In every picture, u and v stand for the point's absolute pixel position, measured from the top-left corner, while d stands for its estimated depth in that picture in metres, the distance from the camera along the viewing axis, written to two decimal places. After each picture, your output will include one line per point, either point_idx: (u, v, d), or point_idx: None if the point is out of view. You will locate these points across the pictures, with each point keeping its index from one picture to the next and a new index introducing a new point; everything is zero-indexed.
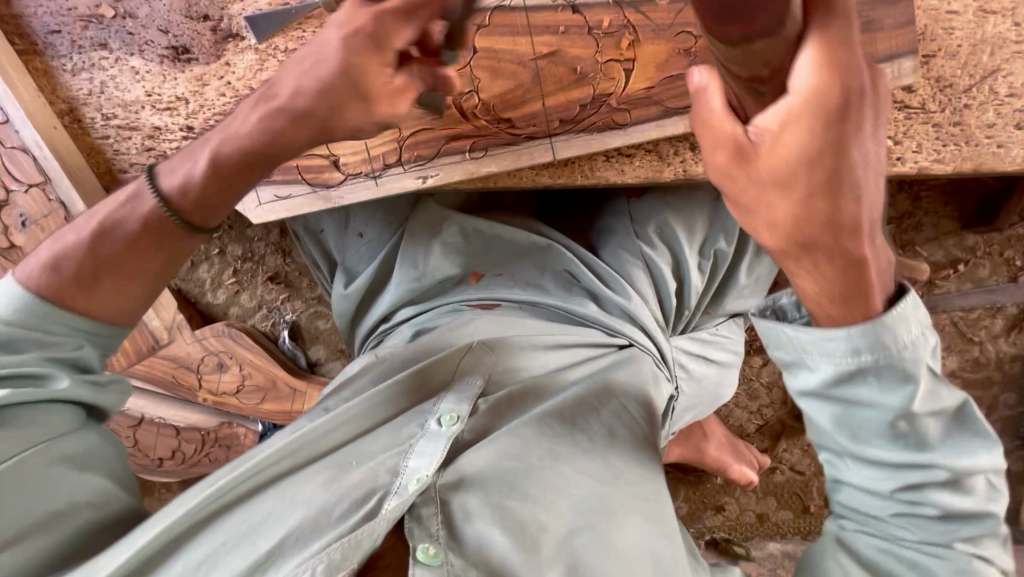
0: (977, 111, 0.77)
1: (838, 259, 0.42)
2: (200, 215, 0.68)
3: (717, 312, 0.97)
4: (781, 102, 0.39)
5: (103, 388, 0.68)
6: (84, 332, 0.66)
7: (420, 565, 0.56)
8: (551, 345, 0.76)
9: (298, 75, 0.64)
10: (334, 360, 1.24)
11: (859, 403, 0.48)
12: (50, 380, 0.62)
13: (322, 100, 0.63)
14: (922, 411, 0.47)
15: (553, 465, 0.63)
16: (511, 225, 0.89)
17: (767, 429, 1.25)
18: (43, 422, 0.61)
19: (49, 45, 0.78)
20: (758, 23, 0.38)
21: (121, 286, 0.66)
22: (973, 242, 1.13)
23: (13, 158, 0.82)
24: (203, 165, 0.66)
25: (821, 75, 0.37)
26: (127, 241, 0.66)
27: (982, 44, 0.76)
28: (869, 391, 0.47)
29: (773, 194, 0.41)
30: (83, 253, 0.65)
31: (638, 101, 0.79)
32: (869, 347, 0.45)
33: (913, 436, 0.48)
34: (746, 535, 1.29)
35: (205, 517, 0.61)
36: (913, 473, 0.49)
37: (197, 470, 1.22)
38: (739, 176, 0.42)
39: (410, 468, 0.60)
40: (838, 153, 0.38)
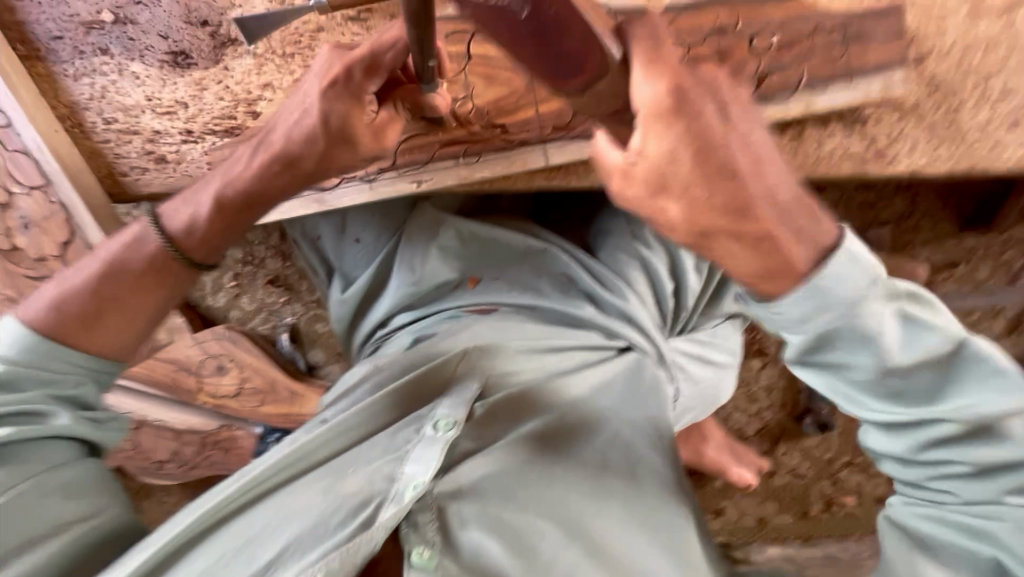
0: (971, 111, 0.77)
1: (741, 236, 0.49)
2: (203, 253, 0.76)
3: (715, 313, 0.96)
4: (636, 122, 0.47)
5: (105, 425, 0.71)
6: (85, 369, 0.70)
7: (415, 569, 0.56)
8: (546, 348, 0.77)
9: (288, 124, 0.70)
10: (333, 363, 1.27)
11: (841, 370, 0.54)
12: (50, 417, 0.66)
13: (313, 145, 0.70)
14: (906, 363, 0.52)
15: (549, 469, 0.64)
16: (508, 228, 0.89)
17: (766, 432, 1.25)
18: (37, 458, 0.63)
19: (51, 51, 0.78)
20: (588, 70, 0.46)
21: (125, 321, 0.72)
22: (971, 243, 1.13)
23: (14, 161, 0.82)
24: (208, 206, 0.74)
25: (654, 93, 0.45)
26: (133, 283, 0.72)
27: (974, 46, 0.75)
28: (839, 353, 0.53)
29: (663, 200, 0.49)
30: (87, 293, 0.71)
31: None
32: (822, 311, 0.50)
33: (905, 389, 0.53)
34: (747, 539, 1.29)
35: (205, 529, 0.61)
36: (926, 430, 0.53)
37: (197, 472, 1.23)
38: (631, 192, 0.50)
39: (405, 475, 0.59)
40: (697, 149, 0.46)
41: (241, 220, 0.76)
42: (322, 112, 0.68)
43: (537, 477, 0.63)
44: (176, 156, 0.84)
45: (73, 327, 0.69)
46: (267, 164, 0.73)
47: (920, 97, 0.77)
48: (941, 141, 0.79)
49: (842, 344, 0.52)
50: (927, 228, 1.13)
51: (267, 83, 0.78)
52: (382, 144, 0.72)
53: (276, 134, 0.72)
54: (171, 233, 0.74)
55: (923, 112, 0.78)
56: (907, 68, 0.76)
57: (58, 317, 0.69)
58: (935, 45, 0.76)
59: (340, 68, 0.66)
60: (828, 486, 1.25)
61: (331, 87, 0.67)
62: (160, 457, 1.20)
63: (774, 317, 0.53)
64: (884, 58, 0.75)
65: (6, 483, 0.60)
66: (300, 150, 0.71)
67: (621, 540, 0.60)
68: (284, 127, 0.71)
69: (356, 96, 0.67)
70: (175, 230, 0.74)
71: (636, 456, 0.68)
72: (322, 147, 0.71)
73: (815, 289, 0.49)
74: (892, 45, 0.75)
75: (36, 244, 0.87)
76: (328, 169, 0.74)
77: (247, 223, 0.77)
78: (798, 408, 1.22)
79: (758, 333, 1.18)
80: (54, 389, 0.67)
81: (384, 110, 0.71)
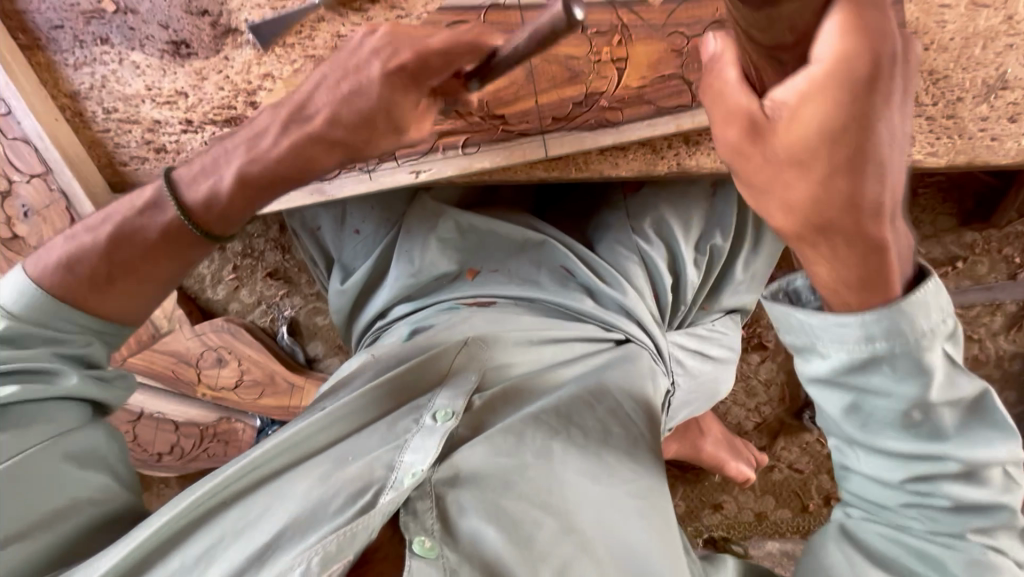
0: (969, 105, 0.78)
1: (857, 243, 0.42)
2: (219, 225, 0.73)
3: (713, 308, 0.97)
4: (802, 74, 0.36)
5: (110, 384, 0.72)
6: (92, 329, 0.71)
7: (416, 558, 0.56)
8: (544, 339, 0.77)
9: (301, 87, 0.69)
10: (332, 356, 1.26)
11: (875, 393, 0.49)
12: (60, 377, 0.66)
13: (325, 111, 0.68)
14: (938, 401, 0.48)
15: (545, 462, 0.63)
16: (508, 221, 0.89)
17: (764, 427, 1.25)
18: (50, 415, 0.64)
19: (52, 40, 0.79)
20: None
21: (132, 289, 0.72)
22: (971, 239, 1.13)
23: (14, 149, 0.82)
24: (231, 176, 0.70)
25: (848, 44, 0.34)
26: (143, 250, 0.71)
27: (975, 38, 0.75)
28: (881, 379, 0.48)
29: (790, 174, 0.41)
30: (98, 257, 0.70)
31: (630, 100, 0.79)
32: (887, 336, 0.46)
33: (925, 425, 0.50)
34: (745, 534, 1.28)
35: (201, 515, 0.61)
36: (922, 464, 0.51)
37: (195, 465, 1.23)
38: (753, 155, 0.41)
39: (404, 463, 0.60)
40: (862, 127, 0.37)
41: (257, 199, 0.72)
42: (349, 66, 0.65)
43: (535, 461, 0.63)
44: (175, 146, 0.83)
45: (83, 288, 0.70)
46: (280, 127, 0.69)
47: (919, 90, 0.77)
48: (942, 132, 0.79)
49: (887, 369, 0.48)
50: (926, 223, 1.13)
51: (268, 74, 0.78)
52: None
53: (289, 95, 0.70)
54: (188, 204, 0.71)
55: (921, 104, 0.78)
56: None
57: (76, 277, 0.70)
58: (933, 37, 0.75)
59: (376, 26, 0.65)
60: (827, 480, 1.24)
61: (360, 43, 0.65)
62: (159, 450, 1.20)
63: (830, 326, 0.48)
64: None
65: (13, 446, 0.61)
66: (316, 109, 0.67)
67: (613, 540, 0.60)
68: (306, 88, 0.69)
69: (386, 49, 0.65)
70: (194, 202, 0.71)
71: (632, 455, 0.67)
72: (340, 105, 0.67)
73: (889, 315, 0.45)
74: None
75: (36, 233, 0.86)
76: (341, 132, 0.68)
77: (260, 204, 0.73)
78: (797, 403, 1.22)
79: (757, 328, 1.19)
80: (62, 347, 0.68)
81: None
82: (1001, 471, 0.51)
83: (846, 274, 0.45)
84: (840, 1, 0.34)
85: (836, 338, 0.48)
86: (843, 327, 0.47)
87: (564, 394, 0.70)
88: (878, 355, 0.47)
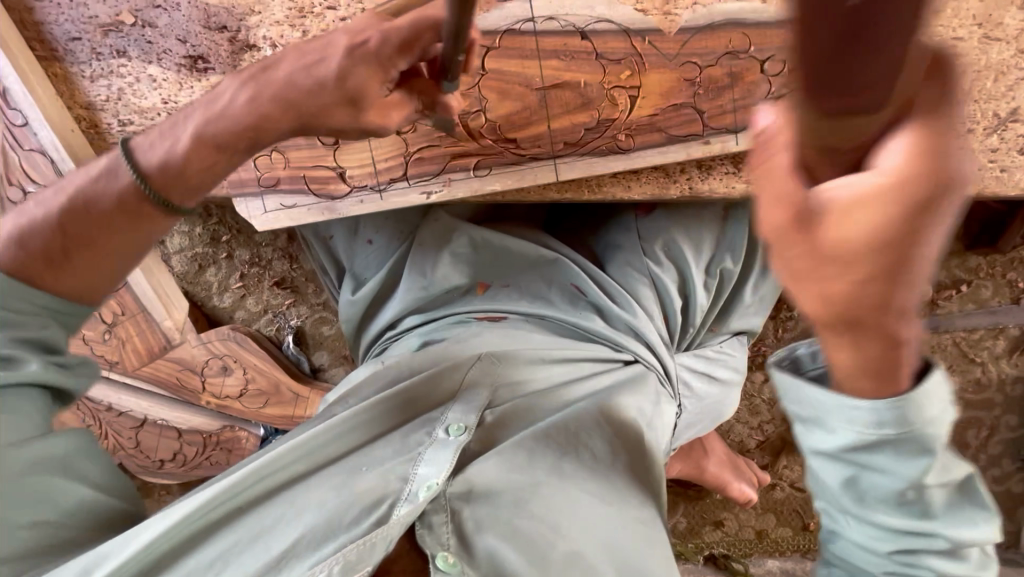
0: (981, 136, 0.79)
1: (879, 337, 0.37)
2: (178, 194, 0.70)
3: (722, 329, 0.98)
4: (864, 177, 0.31)
5: (76, 370, 0.70)
6: (49, 310, 0.67)
7: (440, 573, 0.57)
8: (556, 360, 0.77)
9: (291, 74, 0.67)
10: (337, 366, 1.26)
11: (874, 467, 0.47)
12: (20, 364, 0.64)
13: (314, 100, 0.67)
14: (931, 482, 0.47)
15: (558, 478, 0.64)
16: (520, 237, 0.89)
17: (767, 445, 1.25)
18: (18, 409, 0.62)
19: (70, 51, 0.79)
20: (862, 98, 0.27)
21: (91, 262, 0.68)
22: (975, 263, 1.13)
23: (32, 160, 0.83)
24: (188, 138, 0.68)
25: (916, 164, 0.30)
26: (98, 220, 0.67)
27: (988, 70, 0.76)
28: (885, 460, 0.46)
29: (834, 268, 0.35)
30: (50, 231, 0.67)
31: (642, 127, 0.80)
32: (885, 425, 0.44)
33: (918, 504, 0.48)
34: (746, 551, 1.29)
35: (213, 522, 0.60)
36: (911, 539, 0.49)
37: (197, 472, 1.22)
38: (797, 242, 0.35)
39: (419, 475, 0.60)
40: (910, 240, 0.33)
41: (219, 161, 0.70)
42: (340, 69, 0.66)
43: (547, 478, 0.63)
44: None
45: (47, 267, 0.67)
46: (256, 104, 0.68)
47: None
48: None
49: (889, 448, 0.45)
50: None
51: None
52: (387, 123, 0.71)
53: (275, 78, 0.68)
54: (144, 169, 0.68)
55: None
56: None
57: (37, 256, 0.67)
58: None
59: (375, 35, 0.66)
60: None
61: (359, 47, 0.66)
62: (161, 455, 1.20)
63: (842, 409, 0.44)
64: None
65: None
66: (300, 96, 0.67)
67: (623, 551, 0.61)
68: (286, 72, 0.68)
69: (382, 63, 0.66)
70: (148, 164, 0.68)
71: (638, 476, 0.69)
72: (325, 102, 0.67)
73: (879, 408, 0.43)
74: None
75: None
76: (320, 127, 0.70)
77: (226, 168, 0.71)
78: None
79: (762, 346, 1.20)
80: (19, 332, 0.65)
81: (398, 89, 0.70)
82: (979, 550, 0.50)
83: (860, 365, 0.41)
84: (914, 118, 0.30)
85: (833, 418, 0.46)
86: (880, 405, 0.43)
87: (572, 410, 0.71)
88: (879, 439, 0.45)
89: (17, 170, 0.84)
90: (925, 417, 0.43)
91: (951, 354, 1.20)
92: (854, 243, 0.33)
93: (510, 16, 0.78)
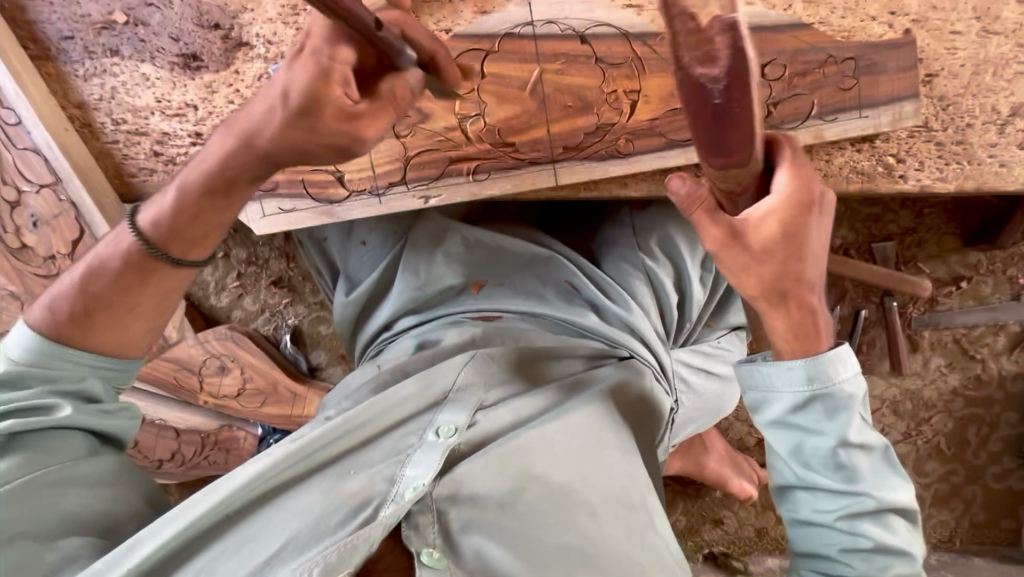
0: (980, 131, 0.77)
1: (800, 309, 0.55)
2: (180, 248, 0.66)
3: (718, 325, 0.97)
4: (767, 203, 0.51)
5: (111, 416, 0.67)
6: (88, 366, 0.66)
7: (426, 568, 0.57)
8: (549, 357, 0.77)
9: (256, 101, 0.62)
10: (334, 365, 1.25)
11: (812, 432, 0.57)
12: (54, 409, 0.63)
13: (271, 123, 0.60)
14: (856, 443, 0.56)
15: (545, 484, 0.63)
16: (514, 236, 0.89)
17: (766, 443, 1.25)
18: (49, 449, 0.62)
19: (62, 50, 0.79)
20: (735, 155, 0.46)
21: (124, 320, 0.67)
22: (975, 259, 1.13)
23: (25, 159, 0.83)
24: (172, 197, 0.65)
25: (792, 188, 0.51)
26: (116, 281, 0.66)
27: (986, 65, 0.76)
28: (815, 417, 0.56)
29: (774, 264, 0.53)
30: (77, 294, 0.66)
31: (643, 132, 0.79)
32: (820, 380, 0.56)
33: (848, 468, 0.56)
34: (746, 549, 1.28)
35: (195, 535, 0.58)
36: (848, 499, 0.56)
37: (196, 472, 1.22)
38: (793, 222, 0.51)
39: (406, 477, 0.61)
40: (805, 241, 0.53)
41: (206, 211, 0.66)
42: (283, 87, 0.59)
43: (540, 484, 0.63)
44: (184, 158, 0.82)
45: (78, 331, 0.66)
46: (225, 148, 0.64)
47: (930, 115, 0.77)
48: (951, 159, 0.78)
49: (821, 408, 0.56)
50: (932, 243, 1.13)
51: None
52: (356, 129, 0.60)
53: (243, 113, 0.63)
54: (144, 230, 0.66)
55: (933, 130, 0.78)
56: (917, 100, 0.76)
57: (72, 323, 0.66)
58: (944, 64, 0.76)
59: (302, 47, 0.59)
60: None
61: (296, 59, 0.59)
62: (159, 456, 1.18)
63: (783, 371, 0.57)
64: (895, 90, 0.76)
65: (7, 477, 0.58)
66: (256, 128, 0.61)
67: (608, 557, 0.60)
68: (250, 105, 0.63)
69: (320, 67, 0.57)
70: (143, 223, 0.65)
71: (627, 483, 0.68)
72: (278, 123, 0.60)
73: (818, 360, 0.56)
74: (906, 74, 0.75)
75: (45, 243, 0.87)
76: (282, 157, 0.63)
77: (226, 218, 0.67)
78: None
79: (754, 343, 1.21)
80: (54, 385, 0.64)
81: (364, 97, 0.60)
82: (908, 528, 0.57)
83: (792, 328, 0.56)
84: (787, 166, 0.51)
85: (811, 376, 0.56)
86: (852, 354, 0.57)
87: (573, 412, 0.70)
88: (824, 394, 0.56)
89: (10, 168, 0.83)
90: (864, 408, 0.58)
91: (951, 351, 1.18)
92: (767, 244, 0.52)
93: (509, 20, 0.77)
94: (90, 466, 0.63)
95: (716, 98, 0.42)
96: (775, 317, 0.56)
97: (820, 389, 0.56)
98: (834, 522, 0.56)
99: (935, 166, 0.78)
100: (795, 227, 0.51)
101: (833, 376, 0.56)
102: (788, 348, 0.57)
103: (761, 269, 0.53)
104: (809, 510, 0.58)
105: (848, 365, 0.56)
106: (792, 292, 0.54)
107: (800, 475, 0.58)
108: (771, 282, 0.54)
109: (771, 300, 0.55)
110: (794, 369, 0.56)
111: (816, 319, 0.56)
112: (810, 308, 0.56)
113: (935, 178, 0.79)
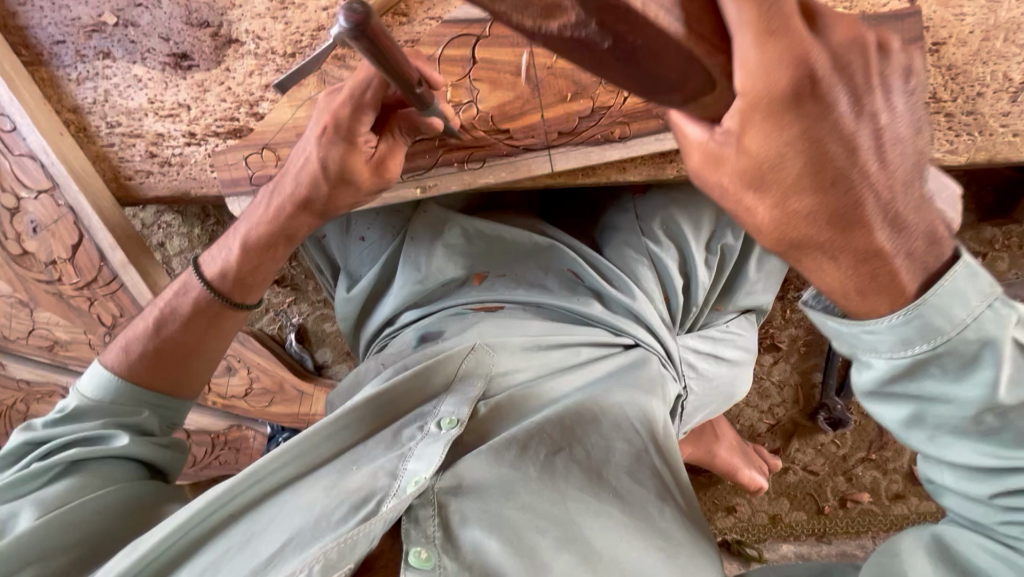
0: (991, 99, 0.75)
1: (854, 250, 0.39)
2: (240, 293, 0.78)
3: (727, 308, 0.95)
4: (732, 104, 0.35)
5: (163, 447, 0.74)
6: (148, 402, 0.74)
7: (411, 569, 0.52)
8: (553, 344, 0.76)
9: (296, 168, 0.72)
10: (341, 363, 1.25)
11: (934, 399, 0.42)
12: (111, 439, 0.69)
13: (316, 187, 0.71)
14: (1012, 401, 0.40)
15: (547, 479, 0.60)
16: (513, 225, 0.87)
17: (778, 429, 1.24)
18: (107, 472, 0.67)
19: (55, 55, 0.80)
20: (687, 87, 0.36)
21: (186, 361, 0.76)
22: (991, 234, 1.05)
23: (22, 165, 0.83)
24: (237, 248, 0.76)
25: (774, 73, 0.33)
26: (185, 323, 0.75)
27: (997, 30, 0.73)
28: (935, 383, 0.41)
29: (796, 192, 0.37)
30: (148, 336, 0.75)
31: (639, 114, 0.77)
32: (925, 338, 0.40)
33: (1006, 431, 0.41)
34: (759, 536, 1.27)
35: (205, 532, 0.59)
36: (1012, 478, 0.41)
37: (208, 472, 1.23)
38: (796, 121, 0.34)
39: (409, 470, 0.58)
40: (823, 140, 0.35)
41: (263, 262, 0.77)
42: (318, 158, 0.69)
43: (538, 478, 0.60)
44: (179, 158, 0.83)
45: (147, 369, 0.74)
46: (279, 207, 0.74)
47: (938, 85, 0.75)
48: (962, 130, 0.76)
49: (939, 371, 0.41)
50: None
51: (267, 85, 0.77)
52: (384, 177, 0.72)
53: (288, 175, 0.73)
54: (210, 279, 0.77)
55: (941, 101, 0.75)
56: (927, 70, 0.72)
57: (146, 362, 0.74)
58: (953, 31, 0.73)
59: (330, 117, 0.67)
60: (843, 482, 1.23)
61: (324, 134, 0.68)
62: None
63: (873, 335, 0.41)
64: None
65: (63, 499, 0.63)
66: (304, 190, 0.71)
67: (614, 553, 0.55)
68: (294, 170, 0.72)
69: (348, 140, 0.67)
70: (212, 274, 0.77)
71: (636, 477, 0.62)
72: (325, 191, 0.71)
73: (918, 315, 0.39)
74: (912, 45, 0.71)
75: (45, 246, 0.89)
76: (336, 210, 0.75)
77: (269, 265, 0.78)
78: (811, 404, 1.21)
79: (769, 328, 1.18)
80: (117, 418, 0.71)
81: (383, 141, 0.70)
82: None
83: (856, 280, 0.40)
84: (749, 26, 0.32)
85: (908, 337, 0.40)
86: (977, 278, 0.39)
87: (573, 404, 0.68)
88: (933, 357, 0.40)
89: (10, 176, 0.84)
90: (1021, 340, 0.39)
91: None
92: (760, 159, 0.36)
93: None
94: (141, 488, 0.68)
95: (604, 42, 0.33)
96: (884, 255, 0.39)
97: (923, 354, 0.40)
98: (985, 494, 0.43)
99: (945, 138, 0.76)
100: (795, 129, 0.35)
101: (947, 325, 0.39)
102: (859, 307, 0.41)
103: (829, 187, 0.37)
104: (946, 479, 0.45)
105: (973, 302, 0.39)
106: (851, 222, 0.38)
107: (928, 446, 0.44)
108: (828, 213, 0.38)
109: (848, 231, 0.38)
110: (881, 333, 0.41)
111: (911, 242, 0.39)
112: (891, 217, 0.38)
113: (945, 151, 0.77)
